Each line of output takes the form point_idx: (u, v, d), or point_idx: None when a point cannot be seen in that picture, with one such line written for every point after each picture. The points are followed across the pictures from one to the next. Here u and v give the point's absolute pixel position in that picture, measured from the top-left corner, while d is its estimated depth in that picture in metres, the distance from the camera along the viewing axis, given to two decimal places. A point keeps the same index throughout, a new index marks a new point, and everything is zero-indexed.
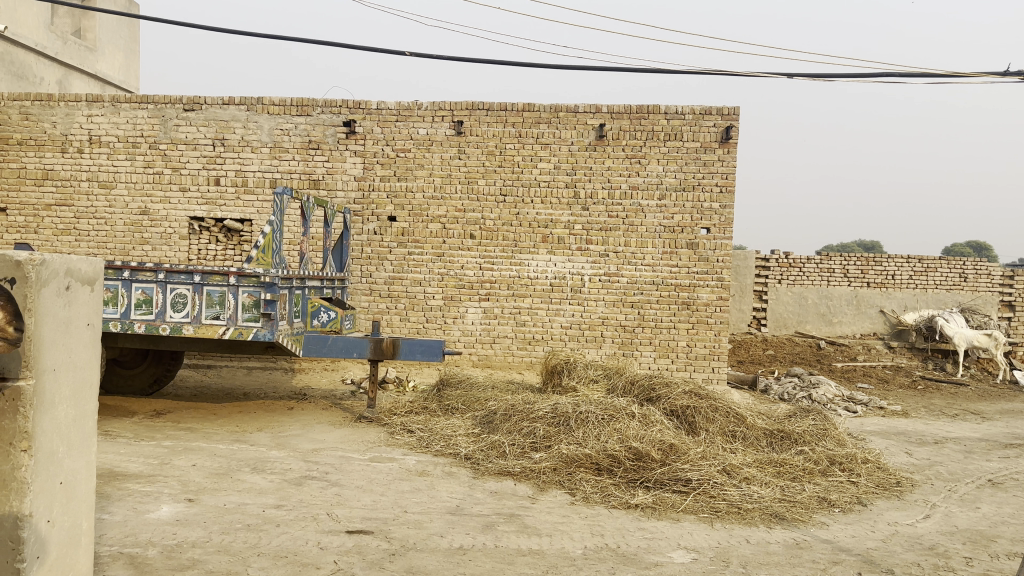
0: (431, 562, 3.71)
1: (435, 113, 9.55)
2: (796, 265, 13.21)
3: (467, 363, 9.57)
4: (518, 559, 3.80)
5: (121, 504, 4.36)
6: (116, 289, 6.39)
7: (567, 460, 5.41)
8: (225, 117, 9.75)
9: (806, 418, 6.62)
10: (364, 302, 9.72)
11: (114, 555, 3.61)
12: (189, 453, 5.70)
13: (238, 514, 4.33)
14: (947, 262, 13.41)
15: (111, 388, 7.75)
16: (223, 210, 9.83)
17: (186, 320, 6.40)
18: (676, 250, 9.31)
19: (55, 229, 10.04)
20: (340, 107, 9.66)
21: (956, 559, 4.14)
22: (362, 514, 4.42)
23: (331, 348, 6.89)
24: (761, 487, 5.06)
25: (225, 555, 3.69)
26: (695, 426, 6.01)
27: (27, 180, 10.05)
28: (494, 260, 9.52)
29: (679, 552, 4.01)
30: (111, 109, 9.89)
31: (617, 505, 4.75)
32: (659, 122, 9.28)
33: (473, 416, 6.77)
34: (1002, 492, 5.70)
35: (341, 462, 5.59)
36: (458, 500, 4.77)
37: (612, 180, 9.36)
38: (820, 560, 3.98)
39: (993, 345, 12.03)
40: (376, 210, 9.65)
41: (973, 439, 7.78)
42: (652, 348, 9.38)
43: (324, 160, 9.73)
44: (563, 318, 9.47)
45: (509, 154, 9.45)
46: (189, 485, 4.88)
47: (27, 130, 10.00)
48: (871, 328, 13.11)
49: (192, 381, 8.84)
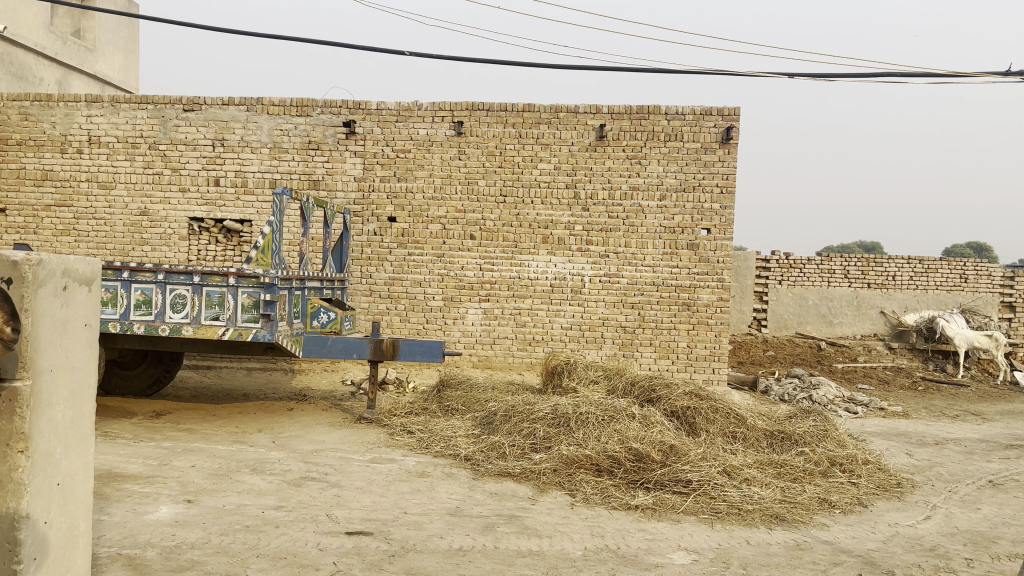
0: (431, 564, 3.70)
1: (435, 114, 9.55)
2: (796, 265, 13.17)
3: (467, 364, 9.56)
4: (518, 561, 3.79)
5: (120, 505, 4.35)
6: (115, 289, 6.39)
7: (567, 461, 5.39)
8: (225, 117, 9.75)
9: (806, 419, 6.62)
10: (364, 302, 9.71)
11: (113, 556, 3.60)
12: (189, 454, 5.70)
13: (237, 515, 4.33)
14: (948, 263, 13.40)
15: (110, 388, 7.74)
16: (223, 210, 9.83)
17: (185, 321, 6.40)
18: (677, 250, 9.30)
19: (55, 230, 10.03)
20: (340, 107, 9.66)
21: (957, 560, 4.13)
22: (362, 515, 4.42)
23: (331, 349, 6.89)
24: (761, 488, 5.05)
25: (225, 556, 3.69)
26: (696, 427, 6.00)
27: (26, 181, 10.05)
28: (495, 261, 9.51)
29: (680, 553, 4.00)
30: (110, 110, 9.88)
31: (618, 506, 4.74)
32: (659, 122, 9.28)
33: (473, 417, 6.76)
34: (1003, 493, 5.69)
35: (341, 463, 5.58)
36: (458, 501, 4.76)
37: (612, 180, 9.35)
38: (820, 561, 3.97)
39: (994, 346, 12.02)
40: (376, 210, 9.64)
41: (974, 440, 7.77)
42: (653, 349, 9.38)
43: (324, 161, 9.72)
44: (563, 319, 9.46)
45: (509, 154, 9.45)
46: (189, 486, 4.87)
47: (28, 131, 10.00)
48: (871, 329, 13.10)
49: (192, 382, 8.83)
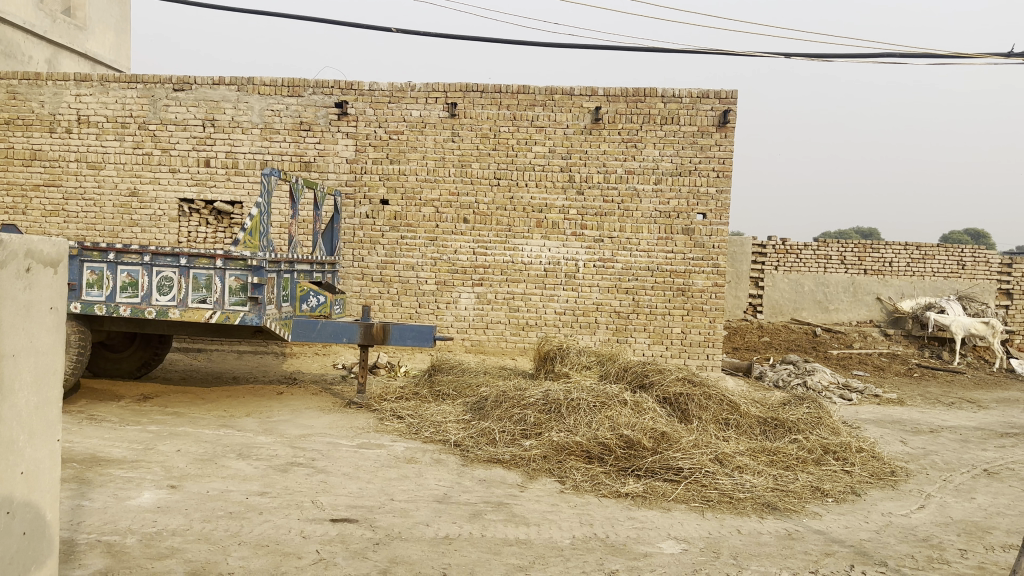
0: (416, 553, 3.62)
1: (428, 95, 9.40)
2: (793, 251, 13.18)
3: (460, 349, 9.48)
4: (505, 549, 3.72)
5: (102, 490, 4.28)
6: (101, 271, 6.30)
7: (557, 448, 5.32)
8: (215, 98, 9.59)
9: (800, 406, 6.55)
10: (355, 286, 9.60)
11: (91, 543, 3.53)
12: (174, 439, 5.61)
13: (220, 501, 4.25)
14: (946, 250, 13.41)
15: (98, 371, 7.66)
16: (212, 192, 9.68)
17: (172, 304, 6.29)
18: (672, 235, 9.19)
19: (44, 211, 9.89)
20: (332, 88, 9.50)
21: (950, 551, 4.07)
22: (347, 502, 4.34)
23: (320, 333, 6.79)
24: (753, 476, 5.00)
25: (205, 544, 3.61)
26: (688, 414, 5.95)
27: (14, 160, 9.88)
28: (488, 244, 9.39)
29: (669, 542, 3.94)
30: (100, 89, 9.69)
31: (608, 494, 4.68)
32: (656, 105, 9.14)
33: (464, 402, 6.68)
34: (998, 482, 5.64)
35: (328, 449, 5.51)
36: (446, 489, 4.69)
37: (608, 164, 9.23)
38: (812, 552, 3.91)
39: (990, 333, 11.99)
40: (368, 192, 9.52)
41: (968, 428, 7.73)
42: (647, 335, 9.30)
43: (316, 142, 9.57)
44: (557, 304, 9.37)
45: (503, 136, 9.32)
46: (173, 471, 4.80)
47: (15, 110, 9.83)
48: (867, 316, 13.07)
49: (182, 365, 8.74)
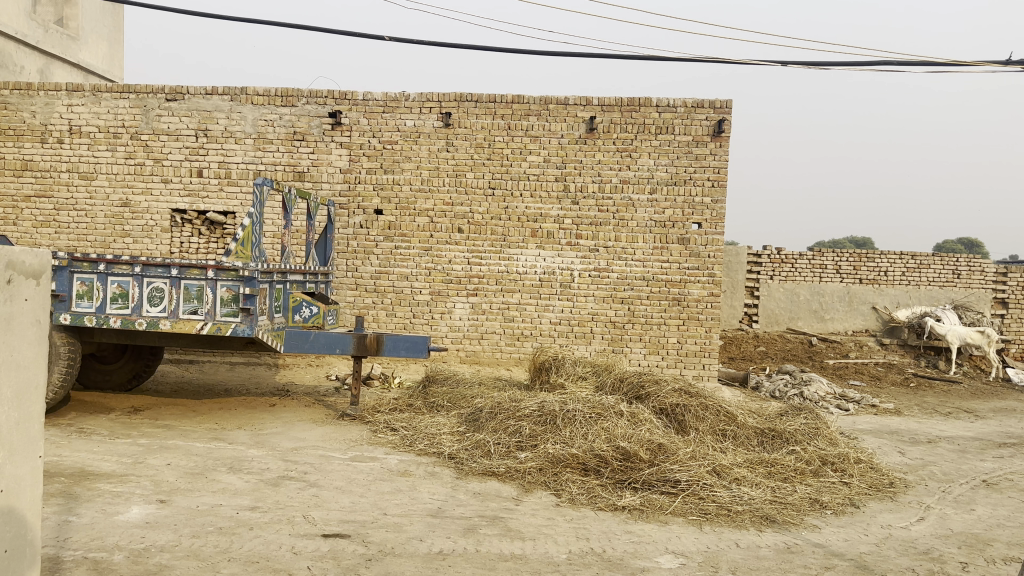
0: (408, 568, 3.55)
1: (422, 105, 9.38)
2: (788, 260, 13.15)
3: (454, 360, 9.38)
4: (500, 565, 3.66)
5: (90, 506, 4.19)
6: (92, 282, 6.23)
7: (553, 460, 5.26)
8: (207, 107, 9.54)
9: (797, 416, 6.51)
10: (349, 296, 9.55)
11: (77, 560, 3.45)
12: (164, 452, 5.51)
13: (210, 516, 4.17)
14: (941, 258, 13.35)
15: (89, 383, 7.57)
16: (205, 202, 9.61)
17: (162, 315, 6.20)
18: (667, 244, 9.16)
19: (35, 222, 9.82)
20: (326, 98, 9.46)
21: (952, 564, 4.02)
22: (339, 517, 4.27)
23: (314, 344, 6.71)
24: (751, 488, 4.94)
25: (195, 560, 3.53)
26: (685, 425, 5.89)
27: (5, 171, 9.82)
28: (483, 254, 9.35)
29: (667, 557, 3.88)
30: (91, 99, 9.63)
31: (604, 507, 4.61)
32: (650, 114, 9.14)
33: (459, 413, 6.61)
34: (997, 493, 5.60)
35: (321, 461, 5.43)
36: (440, 502, 4.62)
37: (602, 174, 9.22)
38: (812, 565, 3.85)
39: (986, 342, 11.98)
40: (362, 203, 9.48)
41: (966, 438, 7.70)
42: (642, 344, 9.25)
43: (309, 152, 9.54)
44: (552, 314, 9.31)
45: (498, 146, 9.29)
46: (163, 485, 4.71)
47: (6, 120, 9.77)
48: (863, 325, 13.06)
49: (173, 377, 8.65)
